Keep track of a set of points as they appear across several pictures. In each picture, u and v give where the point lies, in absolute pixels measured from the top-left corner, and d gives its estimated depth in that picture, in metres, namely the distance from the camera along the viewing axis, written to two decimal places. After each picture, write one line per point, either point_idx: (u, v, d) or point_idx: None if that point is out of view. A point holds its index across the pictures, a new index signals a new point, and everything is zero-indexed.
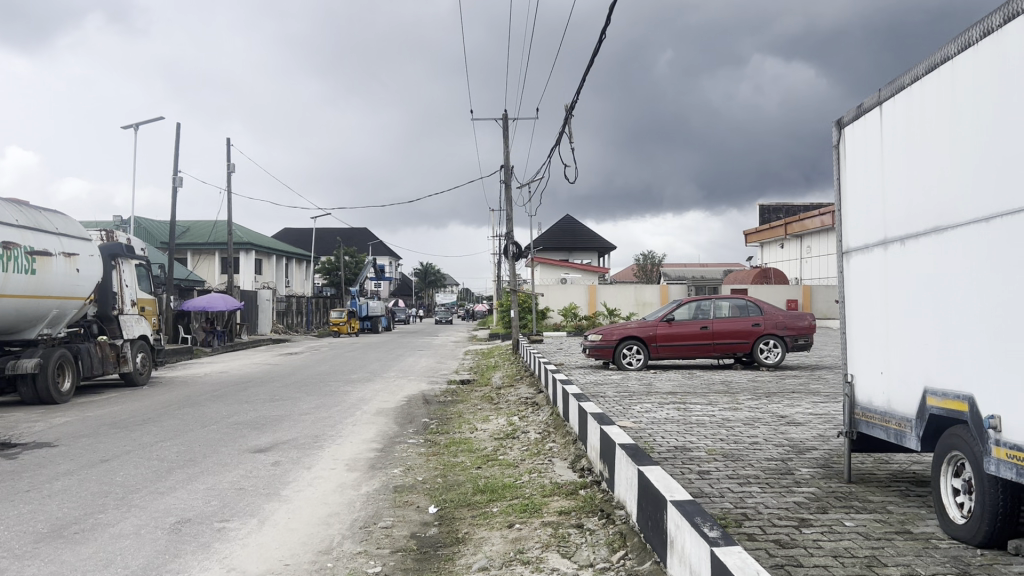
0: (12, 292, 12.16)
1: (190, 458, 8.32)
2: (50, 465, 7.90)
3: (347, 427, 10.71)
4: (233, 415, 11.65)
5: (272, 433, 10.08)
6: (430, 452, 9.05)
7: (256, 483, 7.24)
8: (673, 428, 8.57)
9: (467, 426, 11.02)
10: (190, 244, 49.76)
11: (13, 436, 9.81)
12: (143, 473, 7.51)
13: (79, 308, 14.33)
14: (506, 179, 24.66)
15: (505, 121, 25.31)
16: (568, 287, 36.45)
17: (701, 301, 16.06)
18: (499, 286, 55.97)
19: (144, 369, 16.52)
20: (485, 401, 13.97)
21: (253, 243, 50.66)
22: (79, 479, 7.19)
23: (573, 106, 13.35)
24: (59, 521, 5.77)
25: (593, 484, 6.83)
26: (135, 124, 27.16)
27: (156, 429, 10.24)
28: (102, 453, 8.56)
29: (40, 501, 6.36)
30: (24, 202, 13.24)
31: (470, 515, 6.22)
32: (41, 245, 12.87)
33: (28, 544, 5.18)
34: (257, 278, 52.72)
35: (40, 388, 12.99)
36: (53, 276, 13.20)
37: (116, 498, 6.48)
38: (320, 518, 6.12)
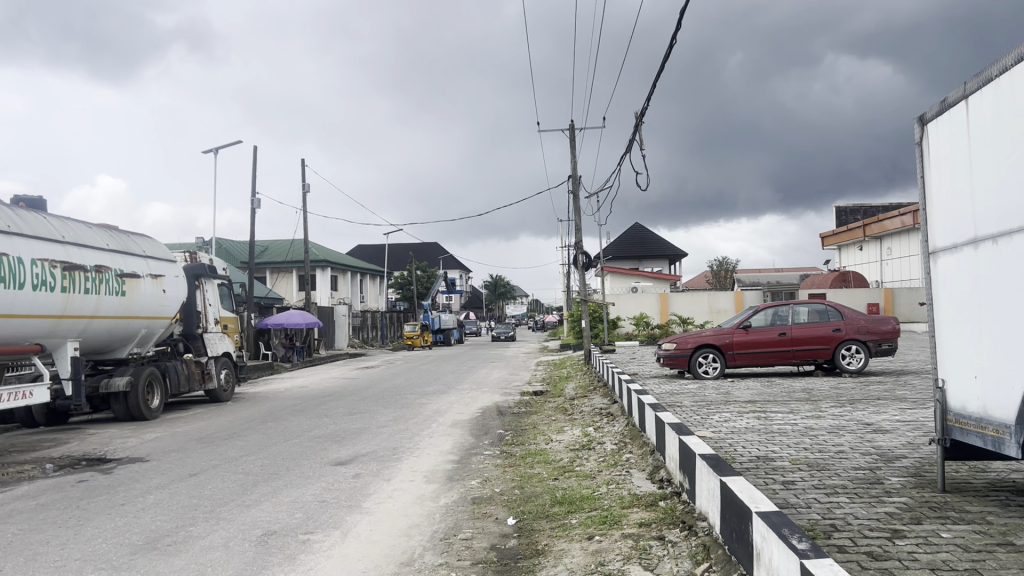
0: (105, 314, 12.67)
1: (274, 471, 8.54)
2: (144, 479, 8.21)
3: (424, 440, 10.81)
4: (314, 429, 11.90)
5: (351, 446, 10.25)
6: (506, 463, 9.06)
7: (338, 495, 7.38)
8: (754, 438, 8.39)
9: (542, 438, 11.01)
10: (269, 262, 51.19)
11: (109, 451, 10.24)
12: (231, 486, 7.74)
13: (166, 327, 14.84)
14: (574, 189, 24.60)
15: (571, 131, 25.33)
16: (639, 296, 35.88)
17: (779, 307, 15.70)
18: (570, 296, 55.95)
19: (228, 386, 17.03)
20: (560, 412, 13.94)
21: (329, 260, 51.84)
22: (171, 493, 7.44)
23: (642, 112, 13.29)
24: (153, 533, 5.98)
25: (673, 495, 6.72)
26: (215, 150, 28.76)
27: (241, 444, 10.54)
28: (191, 467, 8.85)
29: (134, 514, 6.59)
30: (113, 228, 13.83)
31: (550, 527, 6.21)
32: (130, 267, 13.41)
33: (125, 556, 5.39)
34: (333, 294, 53.92)
35: (131, 405, 13.53)
36: (142, 297, 13.72)
37: (205, 511, 6.68)
38: (401, 530, 6.18)
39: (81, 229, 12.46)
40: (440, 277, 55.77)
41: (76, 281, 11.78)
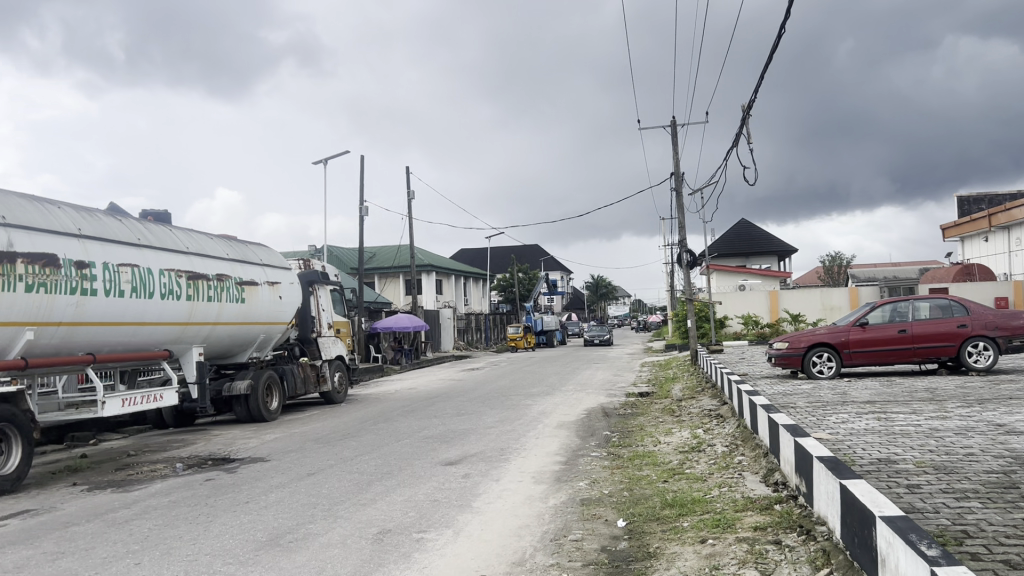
0: (227, 321, 13.28)
1: (387, 471, 8.73)
2: (265, 478, 8.55)
3: (531, 441, 10.87)
4: (423, 430, 12.14)
5: (460, 446, 10.40)
6: (614, 465, 8.99)
7: (449, 495, 7.50)
8: (874, 439, 8.05)
9: (650, 439, 10.88)
10: (377, 268, 52.58)
11: (233, 451, 10.76)
12: (347, 485, 7.98)
13: (282, 332, 15.44)
14: (677, 187, 24.21)
15: (674, 127, 24.93)
16: (747, 294, 35.00)
17: (897, 303, 15.02)
18: (675, 296, 55.13)
19: (341, 388, 17.60)
20: (667, 414, 13.73)
21: (434, 265, 52.86)
22: (291, 492, 7.73)
23: (750, 106, 12.94)
24: (276, 530, 6.23)
25: (789, 499, 6.51)
26: (325, 160, 29.74)
27: (355, 444, 10.85)
28: (309, 467, 9.17)
29: (257, 512, 6.88)
30: (232, 238, 14.53)
31: (661, 529, 6.12)
32: (249, 276, 14.03)
33: (251, 552, 5.63)
34: (438, 298, 54.95)
35: (252, 407, 14.17)
36: (260, 304, 14.32)
37: (324, 510, 6.91)
38: (512, 530, 6.23)
39: (203, 240, 13.14)
40: (542, 280, 55.96)
41: (200, 289, 12.39)
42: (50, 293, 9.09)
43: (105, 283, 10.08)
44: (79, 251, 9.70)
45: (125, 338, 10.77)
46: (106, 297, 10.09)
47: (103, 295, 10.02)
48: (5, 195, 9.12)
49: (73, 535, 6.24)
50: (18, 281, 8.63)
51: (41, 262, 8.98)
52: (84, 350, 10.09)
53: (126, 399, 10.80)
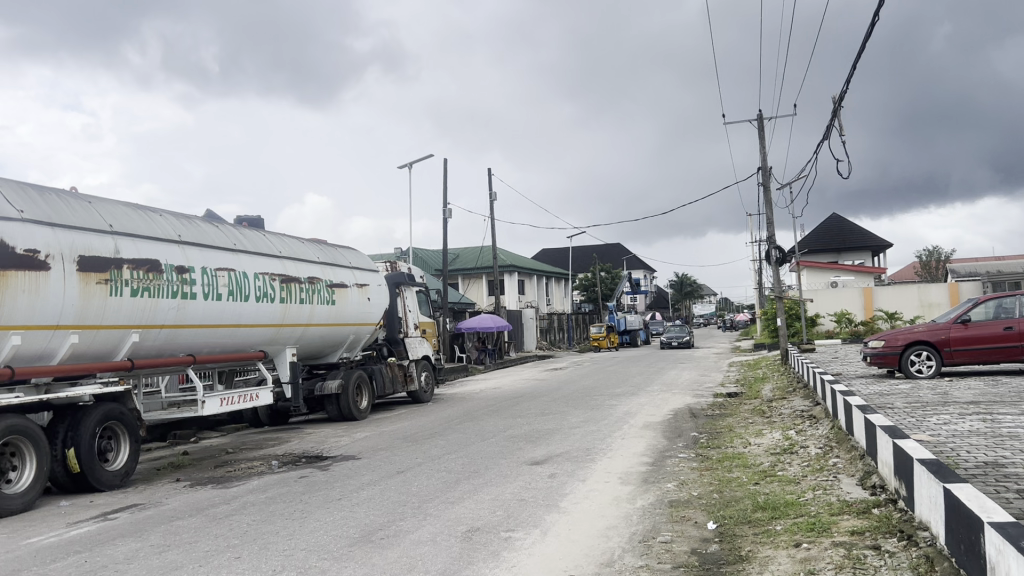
0: (318, 322, 13.64)
1: (474, 470, 8.82)
2: (357, 476, 8.76)
3: (617, 441, 10.80)
4: (509, 430, 12.20)
5: (546, 446, 10.42)
6: (702, 467, 8.84)
7: (536, 494, 7.52)
8: (980, 441, 7.68)
9: (739, 441, 10.66)
10: (460, 269, 53.17)
11: (326, 449, 11.06)
12: (435, 484, 8.08)
13: (371, 333, 15.77)
14: (765, 182, 23.67)
15: (760, 121, 24.38)
16: (839, 292, 33.95)
17: (1002, 299, 14.32)
18: (763, 294, 53.87)
19: (428, 387, 17.88)
20: (757, 414, 13.45)
21: (516, 265, 53.11)
22: (381, 489, 7.89)
23: (841, 97, 12.53)
24: (368, 527, 6.36)
25: (888, 503, 6.28)
26: (408, 163, 29.98)
27: (443, 443, 10.99)
28: (398, 465, 9.34)
29: (350, 509, 7.05)
30: (323, 242, 14.93)
31: (753, 533, 6.00)
32: (339, 278, 14.39)
33: (344, 548, 5.76)
34: (521, 298, 55.20)
35: (343, 406, 14.55)
36: (350, 305, 14.65)
37: (413, 507, 7.03)
38: (599, 531, 6.20)
39: (294, 244, 13.54)
40: (625, 279, 55.53)
41: (293, 292, 12.76)
42: (154, 297, 9.52)
43: (205, 287, 10.48)
44: (180, 257, 10.13)
45: (223, 339, 11.19)
46: (205, 300, 10.49)
47: (202, 298, 10.43)
48: (111, 205, 9.61)
49: (177, 529, 6.52)
50: (125, 285, 9.07)
51: (145, 268, 9.41)
52: (185, 351, 10.53)
53: (224, 399, 11.23)
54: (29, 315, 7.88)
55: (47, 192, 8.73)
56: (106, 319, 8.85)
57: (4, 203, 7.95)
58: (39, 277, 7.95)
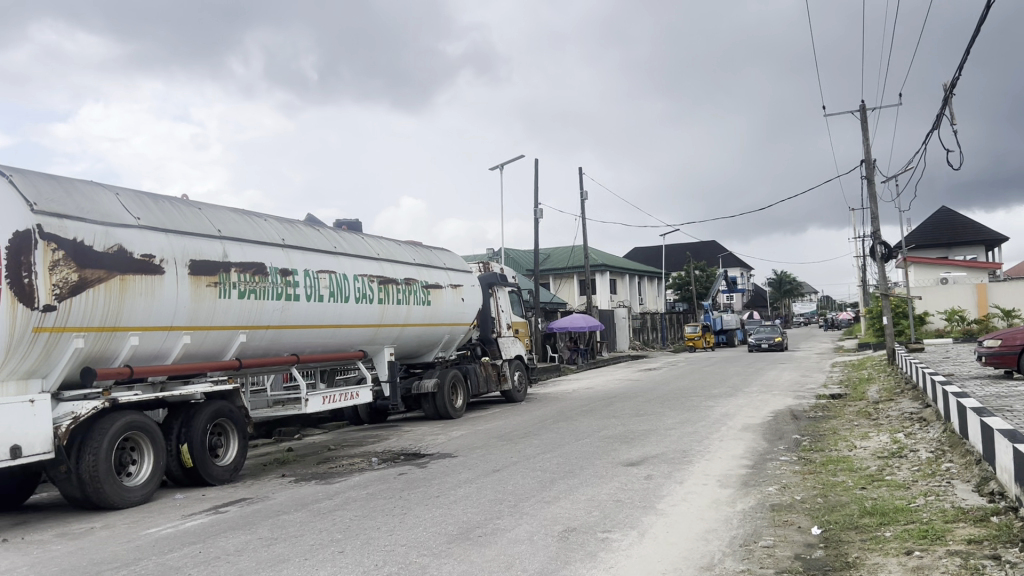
0: (414, 323, 13.89)
1: (570, 470, 8.82)
2: (454, 473, 8.88)
3: (715, 443, 10.59)
4: (604, 430, 12.12)
5: (641, 447, 10.31)
6: (805, 470, 8.58)
7: (632, 495, 7.45)
8: None
9: (844, 444, 10.29)
10: (552, 269, 53.21)
11: (423, 447, 11.25)
12: (531, 483, 8.11)
13: (465, 332, 15.96)
14: (868, 175, 22.78)
15: (863, 112, 23.45)
16: (950, 289, 32.37)
17: None
18: (867, 292, 51.87)
19: (521, 387, 17.99)
20: (862, 417, 12.94)
21: (608, 265, 52.74)
22: (477, 487, 7.97)
23: (953, 84, 11.91)
24: (466, 524, 6.44)
25: (1008, 511, 5.94)
26: (499, 164, 29.72)
27: (538, 442, 11.03)
28: (494, 464, 9.42)
29: (448, 506, 7.15)
30: (418, 244, 15.21)
31: (860, 539, 5.78)
32: (434, 279, 14.60)
33: (443, 544, 5.85)
34: (614, 297, 54.80)
35: (439, 405, 14.82)
36: (444, 306, 14.86)
37: (510, 506, 7.07)
38: (698, 534, 6.10)
39: (391, 247, 13.83)
40: (721, 277, 54.39)
41: (391, 293, 13.03)
42: (260, 299, 9.88)
43: (307, 289, 10.82)
44: (284, 260, 10.48)
45: (325, 339, 11.53)
46: (308, 301, 10.83)
47: (305, 300, 10.77)
48: (219, 211, 10.04)
49: (283, 523, 6.75)
50: (232, 288, 9.45)
51: (251, 271, 9.78)
52: (289, 351, 10.90)
53: (326, 397, 11.60)
54: (146, 316, 8.31)
55: (161, 201, 9.20)
56: (216, 321, 9.24)
57: (122, 211, 8.41)
58: (154, 281, 8.37)
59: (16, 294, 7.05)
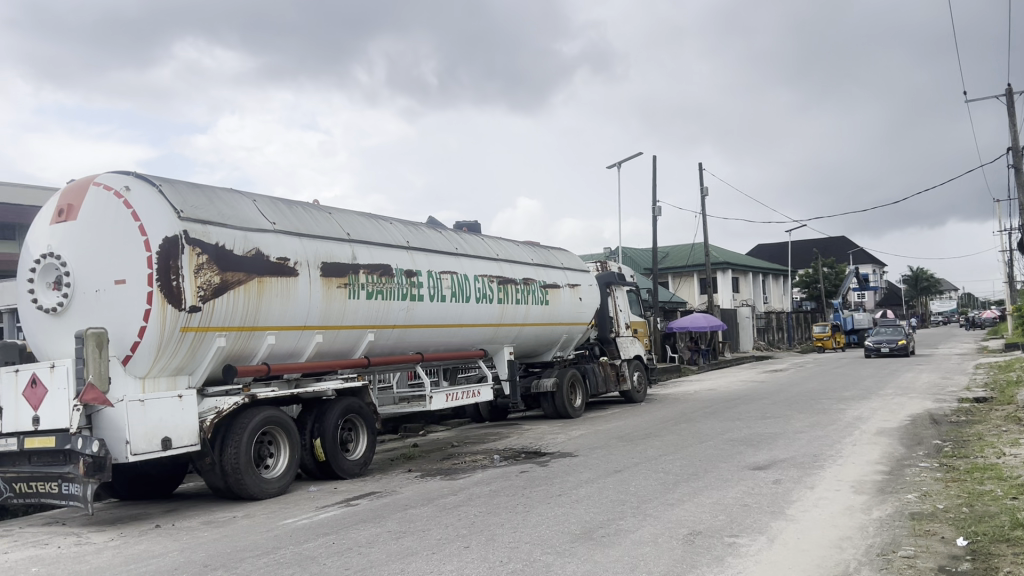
0: (533, 322, 13.97)
1: (694, 472, 8.65)
2: (575, 473, 8.88)
3: (847, 447, 10.14)
4: (729, 432, 11.82)
5: (769, 450, 9.99)
6: (949, 478, 8.09)
7: (760, 500, 7.23)
8: None
9: (991, 451, 9.64)
10: (671, 268, 52.33)
11: (543, 446, 11.29)
12: (654, 484, 8.01)
13: (584, 332, 15.93)
14: (1016, 164, 21.26)
15: (1009, 95, 21.90)
16: None
17: None
18: (1015, 289, 48.44)
19: (641, 387, 17.82)
20: (1012, 422, 12.07)
21: (730, 263, 51.45)
22: (600, 487, 7.94)
23: None
24: (589, 524, 6.42)
25: None
26: (617, 163, 29.48)
27: (660, 444, 10.87)
28: (615, 464, 9.36)
29: (570, 505, 7.15)
30: (536, 244, 15.31)
31: (1012, 553, 5.40)
32: (552, 279, 14.65)
33: (567, 543, 5.86)
34: (736, 296, 53.43)
35: (558, 404, 14.90)
36: (562, 305, 14.87)
37: (633, 507, 7.00)
38: (832, 542, 5.85)
39: (509, 248, 13.97)
40: (851, 275, 52.05)
41: (510, 293, 13.16)
42: (386, 299, 10.18)
43: (431, 289, 11.07)
44: (408, 261, 10.76)
45: (447, 338, 11.76)
46: (431, 301, 11.08)
47: (428, 300, 11.02)
48: (347, 215, 10.41)
49: (411, 517, 6.93)
50: (361, 289, 9.78)
51: (378, 272, 10.10)
52: (414, 350, 11.18)
53: (449, 394, 11.91)
54: (282, 317, 8.71)
55: (294, 206, 9.62)
56: (347, 320, 9.59)
57: (259, 217, 8.86)
58: (289, 282, 8.76)
59: (165, 296, 7.55)
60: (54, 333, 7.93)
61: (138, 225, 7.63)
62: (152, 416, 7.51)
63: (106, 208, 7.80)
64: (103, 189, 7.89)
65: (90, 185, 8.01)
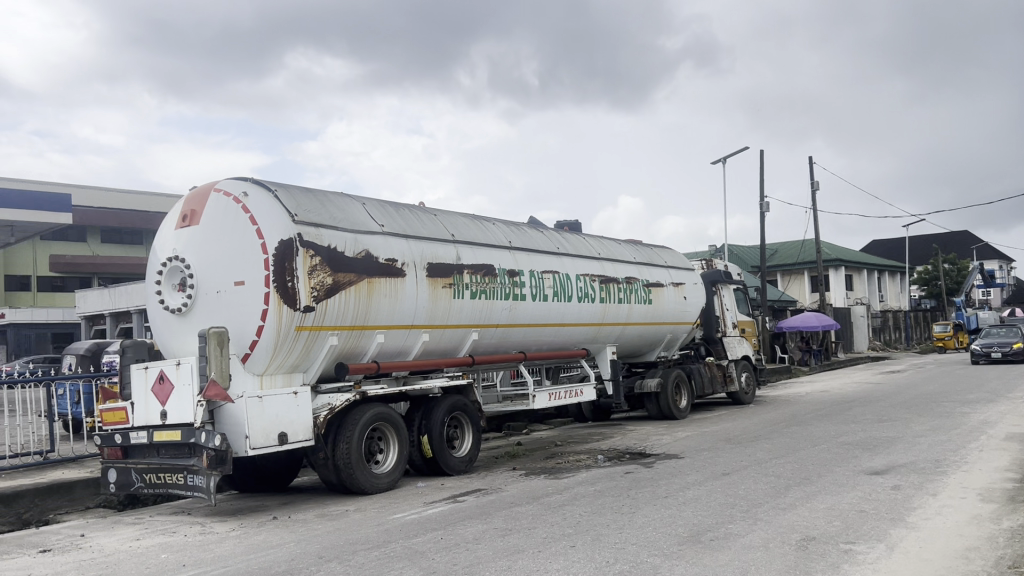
0: (636, 321, 13.83)
1: (806, 476, 8.38)
2: (682, 475, 8.74)
3: (972, 453, 9.60)
4: (843, 435, 11.39)
5: (887, 455, 9.56)
6: None
7: (878, 506, 6.93)
8: None
9: None
10: (780, 266, 50.82)
11: (648, 447, 11.17)
12: (764, 488, 7.79)
13: (688, 332, 15.67)
14: None
15: None
16: None
17: None
18: None
19: (749, 388, 17.38)
20: None
21: (842, 259, 49.54)
22: (707, 490, 7.79)
23: None
24: (697, 527, 6.30)
25: None
26: (722, 158, 28.73)
27: (770, 446, 10.57)
28: (723, 466, 9.16)
29: (677, 507, 7.04)
30: (639, 243, 15.15)
31: None
32: (655, 277, 14.46)
33: (674, 546, 5.77)
34: (849, 294, 51.40)
35: (662, 405, 14.71)
36: (666, 304, 14.65)
37: (743, 511, 6.84)
38: (957, 551, 5.55)
39: (612, 247, 13.87)
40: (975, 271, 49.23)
41: (612, 291, 13.07)
42: (489, 299, 10.29)
43: (533, 288, 11.12)
44: (510, 261, 10.84)
45: (550, 337, 11.78)
46: (533, 301, 11.12)
47: (531, 299, 11.07)
48: (451, 216, 10.57)
49: (517, 514, 6.98)
50: (465, 288, 9.91)
51: (481, 272, 10.21)
52: (517, 349, 11.25)
53: (552, 394, 11.93)
54: (390, 316, 8.93)
55: (400, 208, 9.84)
56: (452, 319, 9.74)
57: (368, 219, 9.11)
58: (397, 282, 8.97)
59: (281, 296, 7.86)
60: (180, 332, 8.37)
61: (256, 228, 7.96)
62: (269, 412, 7.83)
63: (226, 213, 8.17)
64: (224, 195, 8.27)
65: (212, 191, 8.41)
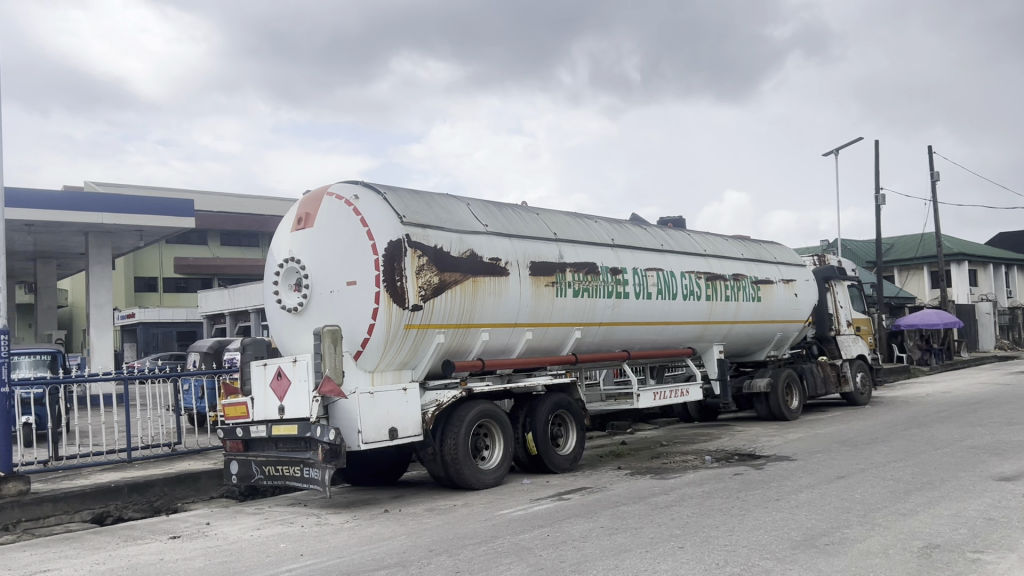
0: (744, 320, 13.51)
1: (928, 481, 7.99)
2: (794, 477, 8.49)
3: None
4: (969, 439, 10.79)
5: (1018, 460, 9.01)
6: None
7: (1009, 514, 6.54)
8: None
9: None
10: (897, 261, 48.57)
11: (758, 448, 10.90)
12: (882, 492, 7.48)
13: (799, 331, 15.19)
14: None
15: None
16: None
17: None
18: None
19: (865, 388, 16.71)
20: None
21: (966, 253, 46.91)
22: (822, 493, 7.54)
23: None
24: (811, 531, 6.11)
25: None
26: (833, 150, 27.40)
27: (888, 449, 10.13)
28: (838, 469, 8.84)
29: (790, 511, 6.84)
30: (746, 239, 14.78)
31: None
32: (764, 274, 14.08)
33: (787, 550, 5.62)
34: (974, 290, 48.62)
35: (772, 405, 14.33)
36: (776, 302, 14.25)
37: (860, 515, 6.58)
38: None
39: (718, 243, 13.59)
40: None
41: (719, 289, 12.80)
42: (593, 297, 10.26)
43: (637, 287, 11.02)
44: (613, 258, 10.78)
45: (655, 336, 11.65)
46: (637, 299, 11.02)
47: (635, 297, 10.98)
48: (554, 215, 10.59)
49: (623, 513, 6.94)
50: (568, 287, 9.92)
51: (584, 271, 10.19)
52: (621, 347, 11.18)
53: (657, 393, 11.80)
54: (494, 314, 9.03)
55: (504, 208, 9.93)
56: (555, 318, 9.77)
57: (472, 219, 9.24)
58: (501, 281, 9.06)
59: (391, 295, 8.07)
60: (297, 330, 8.71)
61: (366, 230, 8.20)
62: (380, 408, 8.05)
63: (338, 215, 8.45)
64: (336, 198, 8.55)
65: (325, 194, 8.71)
